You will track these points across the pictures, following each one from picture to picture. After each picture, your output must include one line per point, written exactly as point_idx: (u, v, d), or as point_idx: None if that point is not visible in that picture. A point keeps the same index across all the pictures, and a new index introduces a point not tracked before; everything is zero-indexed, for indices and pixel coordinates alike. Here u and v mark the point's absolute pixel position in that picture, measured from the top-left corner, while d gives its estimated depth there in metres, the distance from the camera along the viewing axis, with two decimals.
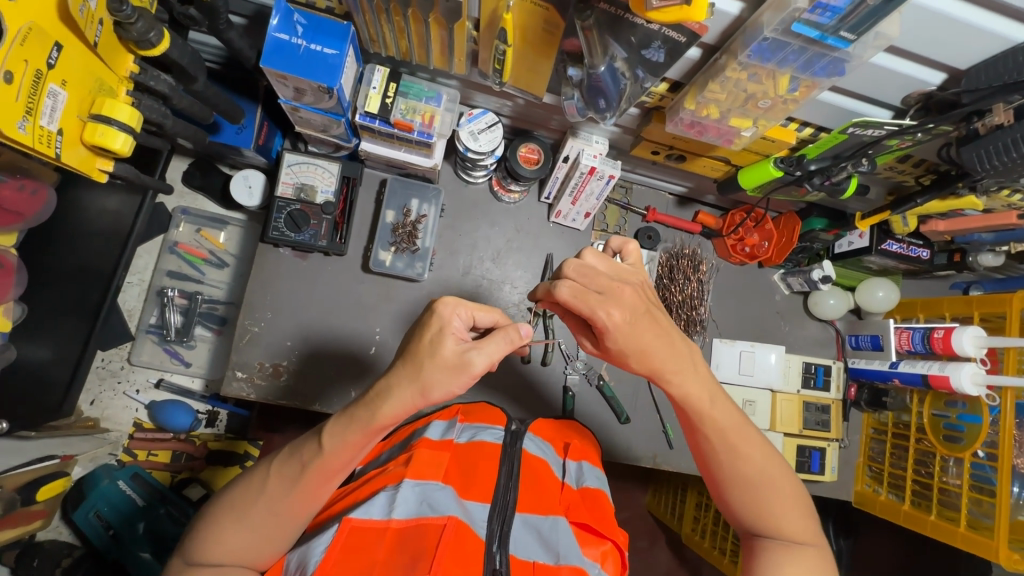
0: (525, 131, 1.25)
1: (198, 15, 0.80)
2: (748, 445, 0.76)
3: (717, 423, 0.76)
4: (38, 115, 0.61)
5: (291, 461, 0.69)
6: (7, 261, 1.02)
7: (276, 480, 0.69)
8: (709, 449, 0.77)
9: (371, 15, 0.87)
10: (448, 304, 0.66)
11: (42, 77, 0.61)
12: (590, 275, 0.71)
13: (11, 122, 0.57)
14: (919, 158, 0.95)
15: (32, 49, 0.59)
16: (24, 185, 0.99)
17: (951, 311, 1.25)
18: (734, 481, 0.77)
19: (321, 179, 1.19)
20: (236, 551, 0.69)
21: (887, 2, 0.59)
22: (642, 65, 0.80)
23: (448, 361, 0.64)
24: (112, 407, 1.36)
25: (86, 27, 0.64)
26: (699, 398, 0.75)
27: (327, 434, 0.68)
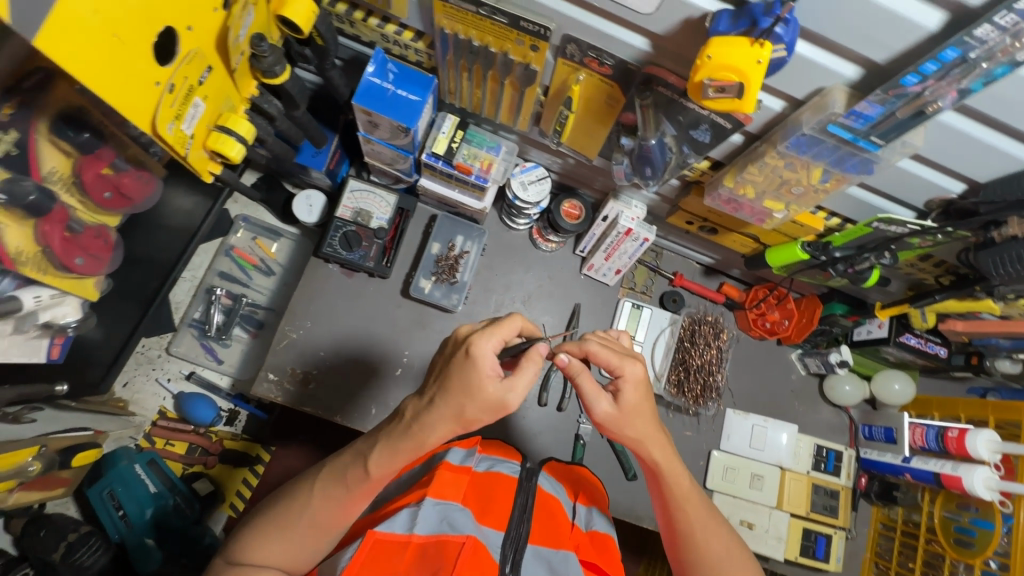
0: (571, 188, 1.35)
1: (311, 55, 0.93)
2: (718, 528, 0.85)
3: (688, 509, 0.84)
4: (181, 120, 0.70)
5: (337, 480, 0.74)
6: (110, 237, 0.99)
7: (323, 496, 0.73)
8: (683, 527, 0.85)
9: (454, 72, 0.99)
10: (478, 337, 0.69)
11: (192, 91, 0.70)
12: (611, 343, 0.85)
13: (164, 124, 0.66)
14: (939, 259, 1.01)
15: (193, 67, 0.69)
16: (140, 175, 0.99)
17: (966, 412, 1.27)
18: (706, 560, 0.83)
19: (378, 207, 1.30)
20: (278, 558, 0.72)
21: (914, 118, 0.67)
22: (689, 143, 0.90)
23: (475, 389, 0.67)
24: (142, 392, 1.42)
25: (235, 56, 0.75)
26: (678, 485, 0.85)
27: (373, 462, 0.72)
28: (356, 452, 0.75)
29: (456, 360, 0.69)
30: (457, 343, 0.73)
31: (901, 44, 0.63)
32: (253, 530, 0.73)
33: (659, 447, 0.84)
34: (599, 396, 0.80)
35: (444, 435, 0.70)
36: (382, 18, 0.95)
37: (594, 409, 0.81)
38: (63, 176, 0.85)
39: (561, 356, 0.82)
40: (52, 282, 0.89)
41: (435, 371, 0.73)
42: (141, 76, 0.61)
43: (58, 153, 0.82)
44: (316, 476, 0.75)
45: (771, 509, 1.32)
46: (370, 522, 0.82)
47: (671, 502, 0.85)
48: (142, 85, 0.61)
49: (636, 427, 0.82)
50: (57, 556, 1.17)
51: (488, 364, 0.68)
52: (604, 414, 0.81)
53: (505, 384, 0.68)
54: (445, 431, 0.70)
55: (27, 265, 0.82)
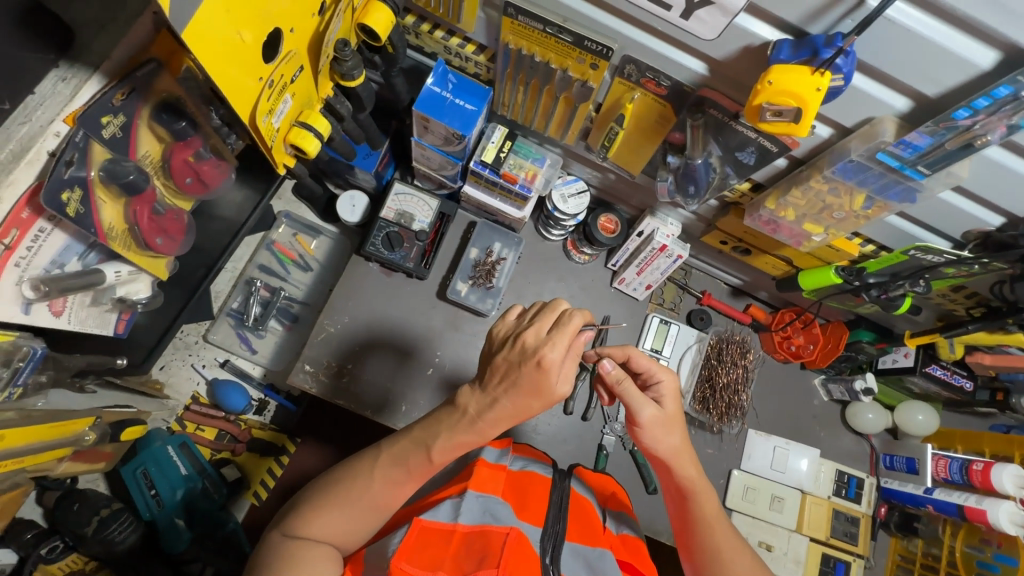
0: (608, 203, 1.39)
1: (380, 62, 0.99)
2: (744, 556, 0.84)
3: (714, 532, 0.85)
4: (272, 114, 0.75)
5: (398, 463, 0.76)
6: (183, 220, 1.04)
7: (383, 478, 0.76)
8: (711, 550, 0.85)
9: (511, 85, 1.04)
10: (549, 346, 0.68)
11: (285, 87, 0.75)
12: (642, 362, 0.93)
13: (260, 117, 0.71)
14: (972, 290, 1.03)
15: (288, 67, 0.74)
16: (218, 163, 1.04)
17: (991, 448, 1.28)
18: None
19: (420, 211, 1.35)
20: (335, 532, 0.75)
21: (962, 150, 0.71)
22: (734, 164, 0.94)
23: (543, 392, 0.69)
24: (177, 376, 1.46)
25: (323, 58, 0.80)
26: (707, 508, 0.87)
27: (434, 449, 0.75)
28: (415, 438, 0.76)
29: (522, 364, 0.70)
30: (519, 346, 0.71)
31: (954, 80, 0.67)
32: (312, 504, 0.76)
33: (688, 468, 0.87)
34: (645, 402, 0.84)
35: (496, 428, 0.73)
36: (447, 31, 1.01)
37: (639, 414, 0.84)
38: (154, 161, 0.93)
39: (607, 363, 0.83)
40: (134, 259, 0.96)
41: (494, 370, 0.72)
42: (251, 71, 0.65)
43: (154, 138, 0.90)
44: (375, 457, 0.78)
45: (790, 532, 1.33)
46: (412, 513, 0.84)
47: (697, 524, 0.87)
48: (249, 80, 0.66)
49: (674, 438, 0.86)
50: (89, 530, 1.19)
51: (557, 370, 0.69)
52: (649, 419, 0.84)
53: (565, 380, 0.71)
54: (501, 428, 0.74)
55: (116, 240, 0.89)
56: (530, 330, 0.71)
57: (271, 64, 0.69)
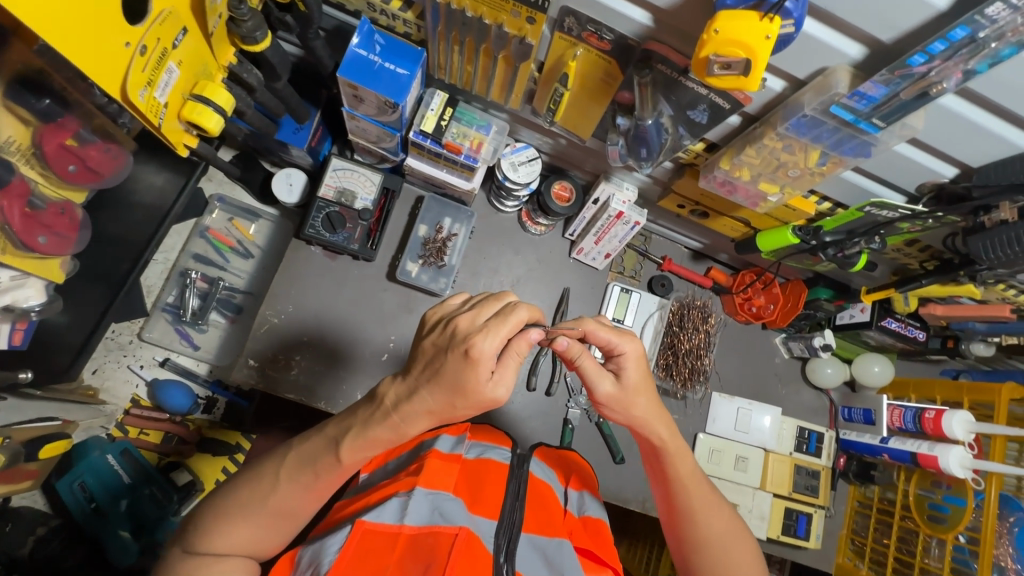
0: (561, 169, 1.33)
1: (293, 23, 0.89)
2: (720, 504, 0.85)
3: (686, 488, 0.84)
4: (154, 87, 0.66)
5: (304, 467, 0.71)
6: (75, 215, 0.96)
7: (288, 481, 0.71)
8: (683, 507, 0.84)
9: (444, 45, 0.95)
10: (481, 335, 0.63)
11: (166, 54, 0.67)
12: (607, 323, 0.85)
13: (136, 89, 0.62)
14: (925, 244, 1.03)
15: (166, 28, 0.65)
16: (110, 148, 0.95)
17: (942, 395, 1.31)
18: (704, 541, 0.83)
19: (362, 187, 1.24)
20: (242, 545, 0.70)
21: (917, 99, 0.67)
22: (686, 123, 0.88)
23: (467, 389, 0.64)
24: (113, 379, 1.35)
25: (211, 18, 0.71)
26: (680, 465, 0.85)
27: (342, 448, 0.69)
28: (327, 437, 0.72)
29: (445, 353, 0.65)
30: (450, 331, 0.68)
31: (908, 24, 0.62)
32: (213, 517, 0.71)
33: (662, 429, 0.84)
34: (601, 376, 0.80)
35: (417, 424, 0.68)
36: None
37: (597, 389, 0.81)
38: (20, 147, 0.82)
39: (560, 340, 0.78)
40: (12, 263, 0.86)
41: (422, 356, 0.68)
42: (109, 32, 0.57)
43: (15, 121, 0.80)
44: (281, 462, 0.72)
45: (754, 490, 1.35)
46: (353, 511, 0.79)
47: (674, 483, 0.85)
48: (109, 42, 0.57)
49: (640, 407, 0.82)
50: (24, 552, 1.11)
51: (485, 366, 0.63)
52: (606, 394, 0.81)
53: (500, 383, 0.65)
54: (426, 426, 0.68)
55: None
56: (465, 316, 0.68)
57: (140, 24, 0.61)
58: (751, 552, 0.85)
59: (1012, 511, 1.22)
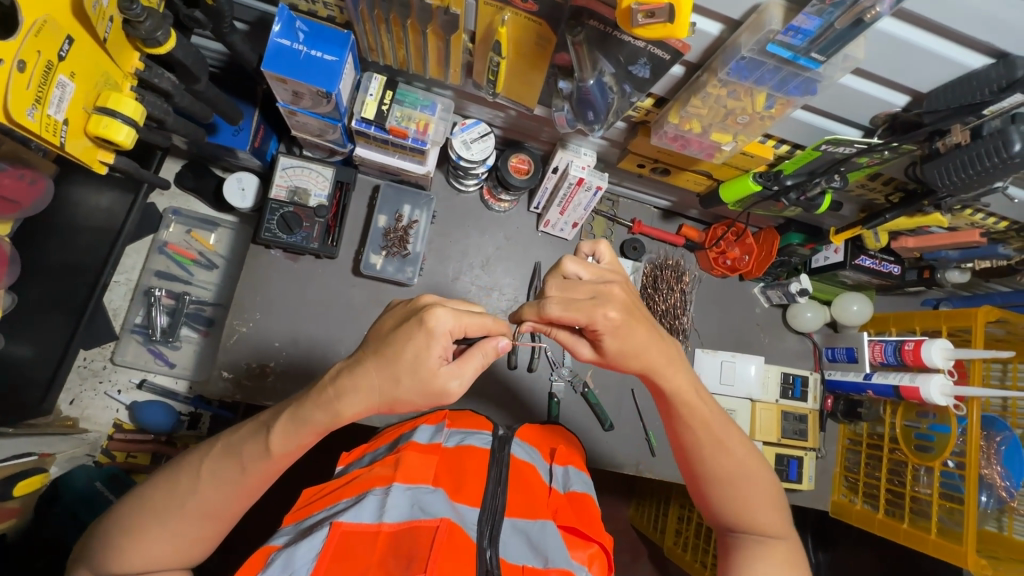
0: (517, 142, 1.28)
1: (204, 18, 0.85)
2: (731, 438, 0.81)
3: (699, 419, 0.80)
4: (45, 104, 0.69)
5: (228, 462, 0.68)
6: (3, 250, 1.00)
7: (218, 479, 0.68)
8: (694, 447, 0.81)
9: (370, 25, 0.90)
10: (440, 311, 0.66)
11: (53, 68, 0.69)
12: (574, 286, 0.76)
13: (21, 109, 0.65)
14: (888, 176, 1.01)
15: (46, 40, 0.67)
16: (24, 175, 1.00)
17: (921, 324, 1.29)
18: (715, 475, 0.81)
19: (315, 183, 1.21)
20: (171, 552, 0.68)
21: (852, 27, 0.63)
22: (630, 80, 0.84)
23: (419, 369, 0.64)
24: (92, 407, 1.34)
25: (98, 22, 0.73)
26: (687, 396, 0.80)
27: (276, 438, 0.67)
28: (261, 424, 0.69)
29: (407, 322, 0.67)
30: (413, 308, 0.70)
31: None
32: (138, 533, 0.67)
33: (666, 374, 0.79)
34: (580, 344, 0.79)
35: (362, 393, 0.65)
36: None
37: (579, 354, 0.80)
38: None
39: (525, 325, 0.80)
40: None
41: (377, 331, 0.69)
42: None
43: None
44: (210, 458, 0.69)
45: None
46: (322, 505, 0.79)
47: (683, 424, 0.81)
48: None
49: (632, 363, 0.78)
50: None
51: (439, 344, 0.65)
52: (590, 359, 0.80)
53: (456, 374, 0.66)
54: (361, 400, 0.65)
55: None
56: (432, 295, 0.72)
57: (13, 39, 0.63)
58: (763, 482, 0.82)
59: (999, 431, 1.24)
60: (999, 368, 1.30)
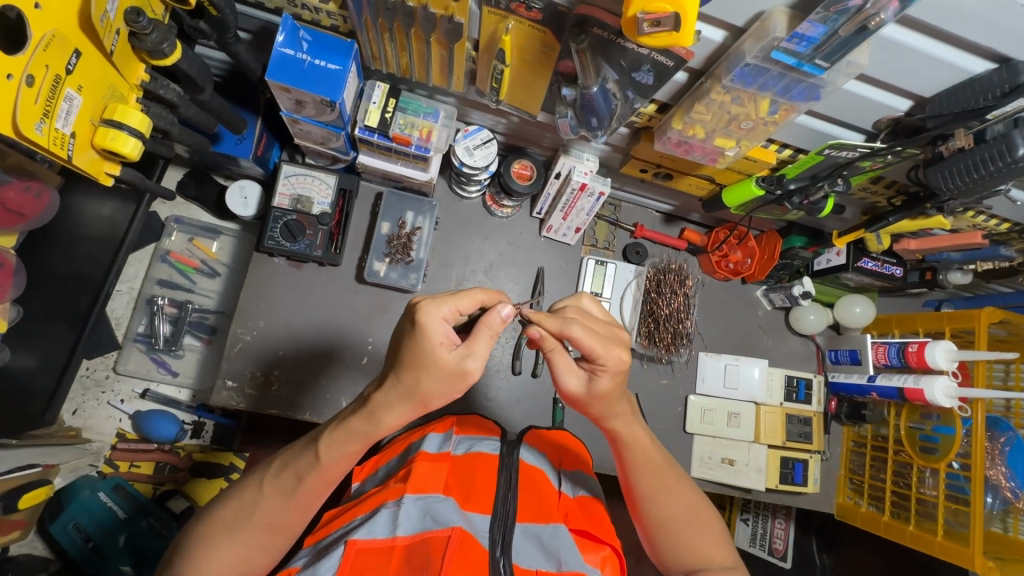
0: (519, 148, 1.28)
1: (208, 29, 0.86)
2: (676, 480, 0.84)
3: (645, 462, 0.82)
4: (53, 117, 0.69)
5: (284, 476, 0.71)
6: (7, 261, 1.00)
7: (272, 493, 0.71)
8: (640, 491, 0.83)
9: (373, 34, 0.91)
10: (425, 305, 0.63)
11: (61, 82, 0.70)
12: (593, 318, 0.74)
13: (30, 124, 0.66)
14: (890, 179, 1.02)
15: (53, 55, 0.68)
16: (29, 187, 1.00)
17: (924, 326, 1.30)
18: (669, 518, 0.83)
19: (317, 191, 1.20)
20: (224, 570, 0.70)
21: (858, 34, 0.64)
22: (633, 86, 0.85)
23: (427, 362, 0.63)
24: (95, 417, 1.34)
25: (104, 35, 0.73)
26: (637, 439, 0.82)
27: (322, 448, 0.70)
28: (308, 440, 0.73)
29: (403, 325, 0.65)
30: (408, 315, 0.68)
31: None
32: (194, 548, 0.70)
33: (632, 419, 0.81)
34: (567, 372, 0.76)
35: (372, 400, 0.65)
36: None
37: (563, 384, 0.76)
38: None
39: (532, 331, 0.74)
40: None
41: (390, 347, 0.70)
42: None
43: None
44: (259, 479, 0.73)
45: (749, 444, 1.35)
46: (342, 522, 0.78)
47: (631, 467, 0.83)
48: None
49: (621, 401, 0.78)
50: None
51: (439, 334, 0.63)
52: (572, 391, 0.76)
53: (471, 353, 0.64)
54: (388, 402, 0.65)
55: None
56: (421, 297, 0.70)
57: (22, 54, 0.63)
58: (708, 517, 0.85)
59: (1002, 431, 1.24)
60: (1002, 369, 1.31)
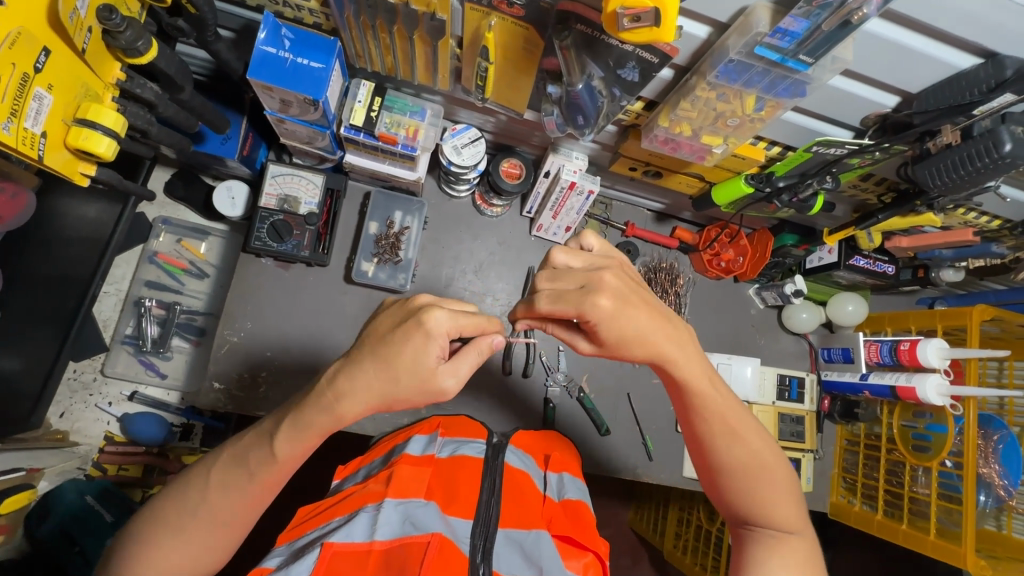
0: (508, 146, 1.28)
1: (187, 27, 0.85)
2: (745, 428, 0.77)
3: (703, 409, 0.76)
4: (22, 116, 0.68)
5: (237, 469, 0.69)
6: None
7: (219, 486, 0.70)
8: (704, 436, 0.78)
9: (357, 32, 0.90)
10: (437, 311, 0.65)
11: (29, 80, 0.69)
12: (564, 275, 0.71)
13: None
14: (880, 176, 1.01)
15: (21, 52, 0.67)
16: (5, 189, 0.99)
17: (917, 324, 1.28)
18: (732, 466, 0.77)
19: (304, 191, 1.19)
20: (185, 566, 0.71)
21: (841, 29, 0.63)
22: (619, 83, 0.84)
23: (415, 368, 0.63)
24: (83, 419, 1.33)
25: (75, 33, 0.72)
26: (699, 380, 0.75)
27: (278, 443, 0.67)
28: (262, 432, 0.70)
29: (404, 322, 0.65)
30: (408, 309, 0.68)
31: None
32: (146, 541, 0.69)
33: (677, 361, 0.73)
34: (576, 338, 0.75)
35: (349, 402, 0.64)
36: None
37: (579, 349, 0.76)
38: None
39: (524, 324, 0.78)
40: None
41: (373, 334, 0.66)
42: None
43: None
44: (207, 472, 0.71)
45: None
46: (316, 522, 0.78)
47: (694, 411, 0.77)
48: None
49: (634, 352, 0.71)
50: None
51: (437, 344, 0.64)
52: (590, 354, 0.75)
53: (456, 373, 0.65)
54: (363, 404, 0.64)
55: None
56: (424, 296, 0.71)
57: None
58: (779, 470, 0.78)
59: (996, 429, 1.23)
60: (995, 366, 1.30)
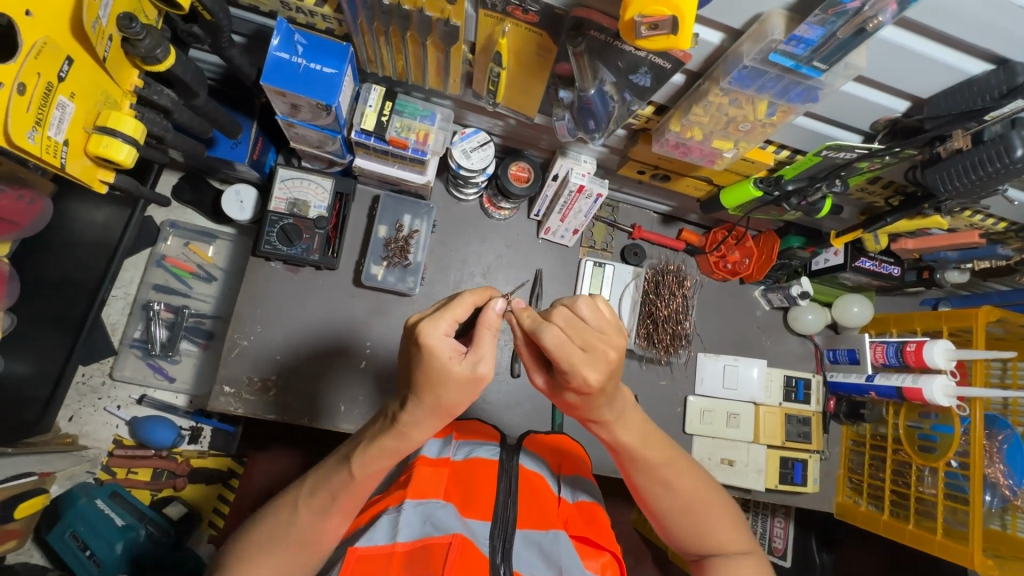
0: (516, 149, 1.28)
1: (202, 33, 0.85)
2: (683, 471, 0.79)
3: (645, 461, 0.76)
4: (45, 125, 0.69)
5: (320, 493, 0.72)
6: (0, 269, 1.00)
7: (307, 510, 0.71)
8: (645, 485, 0.79)
9: (370, 37, 0.90)
10: (425, 325, 0.61)
11: (53, 89, 0.69)
12: (579, 327, 0.65)
13: (21, 132, 0.65)
14: (888, 179, 1.02)
15: (45, 62, 0.67)
16: (23, 195, 1.00)
17: (922, 325, 1.30)
18: (675, 508, 0.78)
19: (314, 195, 1.20)
20: None
21: (855, 37, 0.64)
22: (630, 88, 0.84)
23: (441, 377, 0.62)
24: (91, 423, 1.33)
25: (97, 42, 0.72)
26: (632, 441, 0.76)
27: (356, 466, 0.70)
28: (341, 457, 0.73)
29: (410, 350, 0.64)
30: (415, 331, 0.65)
31: None
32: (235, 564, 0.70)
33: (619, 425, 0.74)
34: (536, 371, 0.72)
35: None
36: None
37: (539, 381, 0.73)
38: None
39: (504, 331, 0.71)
40: None
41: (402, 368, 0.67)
42: None
43: None
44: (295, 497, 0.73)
45: (748, 444, 1.36)
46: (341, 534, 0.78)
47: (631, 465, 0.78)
48: None
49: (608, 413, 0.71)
50: None
51: (447, 348, 0.61)
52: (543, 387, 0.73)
53: (483, 357, 0.63)
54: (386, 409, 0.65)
55: None
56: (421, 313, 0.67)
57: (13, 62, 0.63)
58: (719, 501, 0.80)
59: (1000, 429, 1.24)
60: (999, 366, 1.31)
